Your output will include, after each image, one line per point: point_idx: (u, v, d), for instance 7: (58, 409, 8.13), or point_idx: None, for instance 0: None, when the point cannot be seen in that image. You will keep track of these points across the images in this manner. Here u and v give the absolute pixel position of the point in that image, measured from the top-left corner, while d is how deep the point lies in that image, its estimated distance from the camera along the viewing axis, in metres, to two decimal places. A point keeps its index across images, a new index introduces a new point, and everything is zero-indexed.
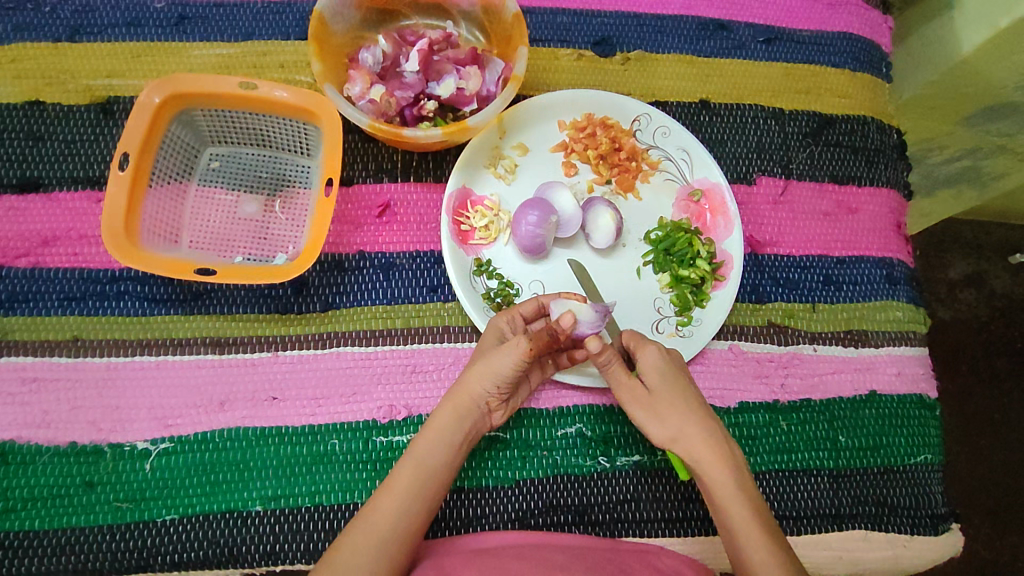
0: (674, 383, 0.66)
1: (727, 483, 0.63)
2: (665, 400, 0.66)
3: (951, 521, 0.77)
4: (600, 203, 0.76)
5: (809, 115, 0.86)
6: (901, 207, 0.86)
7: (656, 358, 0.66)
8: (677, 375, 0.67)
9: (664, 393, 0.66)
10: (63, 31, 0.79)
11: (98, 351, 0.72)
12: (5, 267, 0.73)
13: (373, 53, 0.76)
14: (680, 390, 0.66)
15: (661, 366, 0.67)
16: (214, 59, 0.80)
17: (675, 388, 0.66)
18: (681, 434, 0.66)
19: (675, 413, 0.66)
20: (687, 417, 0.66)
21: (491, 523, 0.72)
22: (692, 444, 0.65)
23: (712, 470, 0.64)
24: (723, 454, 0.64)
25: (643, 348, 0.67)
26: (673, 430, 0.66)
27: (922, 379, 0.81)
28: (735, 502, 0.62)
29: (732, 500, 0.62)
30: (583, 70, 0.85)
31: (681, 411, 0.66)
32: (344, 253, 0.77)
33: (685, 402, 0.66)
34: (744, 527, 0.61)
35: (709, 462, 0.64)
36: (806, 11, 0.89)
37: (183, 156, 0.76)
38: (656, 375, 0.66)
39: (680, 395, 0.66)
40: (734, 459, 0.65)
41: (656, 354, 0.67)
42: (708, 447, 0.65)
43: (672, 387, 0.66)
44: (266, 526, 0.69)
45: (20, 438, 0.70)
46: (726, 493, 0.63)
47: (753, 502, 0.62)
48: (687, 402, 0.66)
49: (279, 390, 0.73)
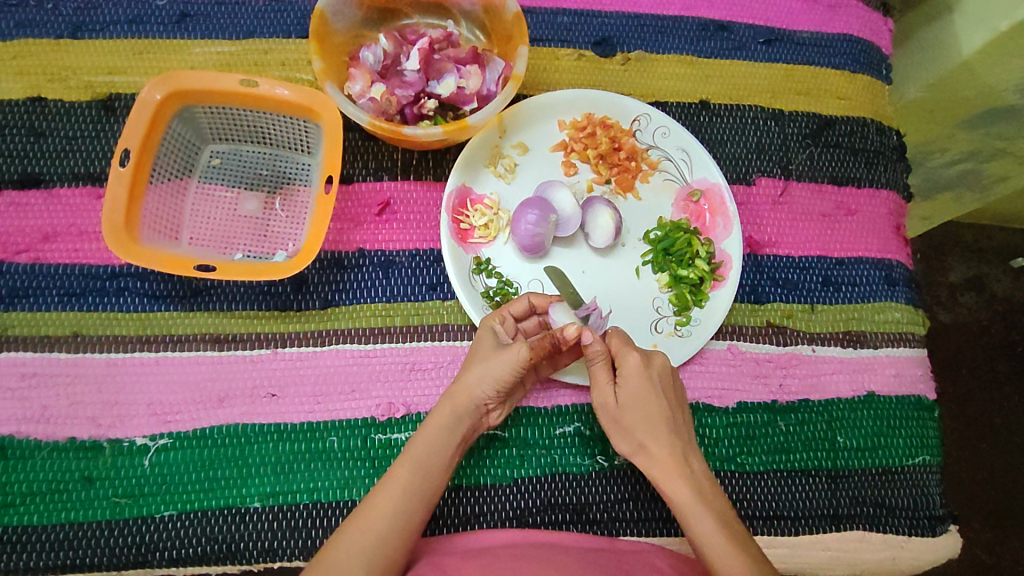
0: (645, 395, 0.66)
1: (690, 497, 0.63)
2: (634, 414, 0.66)
3: (949, 522, 0.78)
4: (599, 203, 0.76)
5: (809, 116, 0.86)
6: (900, 208, 0.86)
7: (635, 368, 0.66)
8: (654, 385, 0.66)
9: (632, 407, 0.66)
10: (65, 28, 0.79)
11: (98, 347, 0.72)
12: (5, 262, 0.73)
13: (374, 52, 0.76)
14: (648, 404, 0.66)
15: (637, 377, 0.66)
16: (215, 57, 0.80)
17: (648, 399, 0.66)
18: (644, 450, 0.66)
19: (641, 428, 0.66)
20: (653, 431, 0.66)
21: (489, 521, 0.72)
22: (655, 459, 0.65)
23: (673, 482, 0.64)
24: (686, 468, 0.65)
25: (622, 357, 0.66)
26: (639, 444, 0.66)
27: (921, 380, 0.81)
28: (697, 513, 0.62)
29: (694, 512, 0.62)
30: (584, 70, 0.85)
31: (647, 425, 0.66)
32: (344, 250, 0.77)
33: (653, 416, 0.66)
34: (707, 538, 0.60)
35: (672, 477, 0.64)
36: (806, 13, 0.89)
37: (184, 153, 0.76)
38: (633, 387, 0.66)
39: (647, 405, 0.66)
40: (698, 472, 0.65)
41: (636, 364, 0.66)
42: (669, 462, 0.65)
43: (644, 400, 0.66)
44: (265, 522, 0.69)
45: (20, 433, 0.70)
46: (688, 505, 0.62)
47: (717, 514, 0.62)
48: (654, 415, 0.66)
49: (278, 387, 0.73)
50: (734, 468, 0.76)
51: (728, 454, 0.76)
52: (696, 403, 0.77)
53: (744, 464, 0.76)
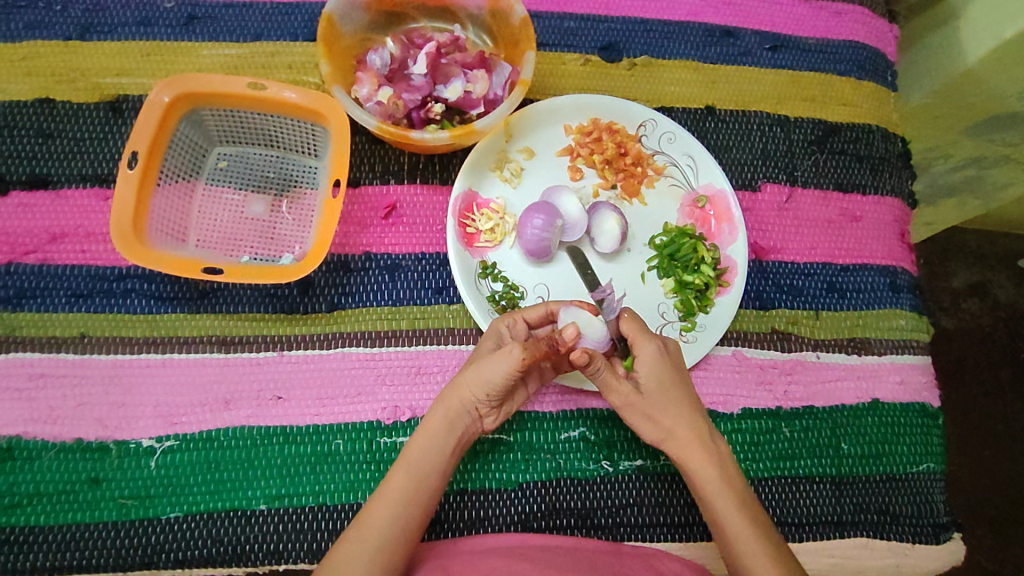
0: (668, 381, 0.67)
1: (716, 481, 0.65)
2: (659, 400, 0.67)
3: (954, 530, 0.78)
4: (605, 208, 0.76)
5: (814, 123, 0.86)
6: (905, 215, 0.86)
7: (654, 356, 0.66)
8: (673, 371, 0.67)
9: (656, 393, 0.66)
10: (73, 30, 0.80)
11: (105, 348, 0.72)
12: (13, 262, 0.74)
13: (381, 56, 0.76)
14: (672, 389, 0.67)
15: (657, 365, 0.66)
16: (223, 59, 0.81)
17: (671, 386, 0.67)
18: (670, 435, 0.67)
19: (667, 414, 0.66)
20: (680, 416, 0.67)
21: (494, 525, 0.72)
22: (683, 445, 0.66)
23: (702, 469, 0.65)
24: (712, 453, 0.66)
25: (641, 344, 0.66)
26: (667, 432, 0.67)
27: (926, 388, 0.81)
28: (724, 497, 0.64)
29: (721, 496, 0.64)
30: (590, 75, 0.85)
31: (674, 411, 0.67)
32: (350, 253, 0.77)
33: (677, 401, 0.67)
34: (733, 522, 0.63)
35: (698, 462, 0.65)
36: (812, 19, 0.89)
37: (191, 156, 0.76)
38: (654, 375, 0.66)
39: (674, 394, 0.67)
40: (722, 455, 0.66)
41: (653, 351, 0.66)
42: (697, 448, 0.66)
43: (667, 386, 0.67)
44: (270, 524, 0.70)
45: (26, 433, 0.70)
46: (713, 489, 0.65)
47: (740, 497, 0.64)
48: (679, 401, 0.67)
49: (284, 390, 0.73)
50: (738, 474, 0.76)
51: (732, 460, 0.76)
52: None
53: (748, 470, 0.76)
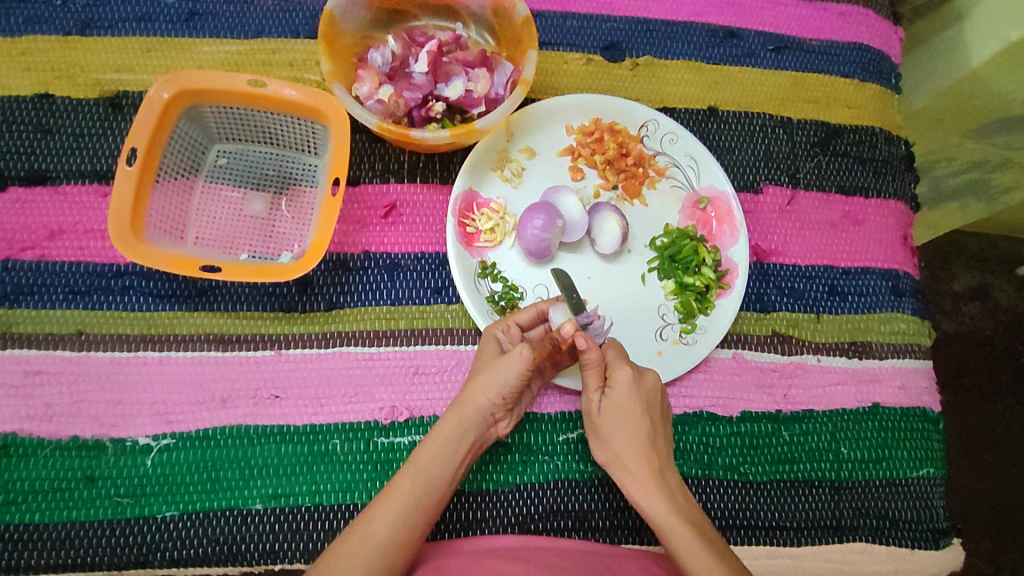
0: (632, 411, 0.66)
1: (667, 510, 0.63)
2: (616, 427, 0.66)
3: (953, 536, 0.77)
4: (606, 208, 0.75)
5: (818, 124, 0.86)
6: (907, 218, 0.86)
7: (625, 383, 0.66)
8: (641, 402, 0.66)
9: (614, 420, 0.66)
10: (73, 25, 0.79)
11: (102, 346, 0.72)
12: (10, 258, 0.73)
13: (382, 53, 0.76)
14: (635, 419, 0.66)
15: (626, 391, 0.66)
16: (223, 56, 0.80)
17: (630, 413, 0.66)
18: (618, 460, 0.67)
19: (622, 444, 0.66)
20: (631, 443, 0.66)
21: (491, 527, 0.72)
22: (630, 472, 0.66)
23: (647, 495, 0.65)
24: (661, 483, 0.65)
25: (615, 369, 0.66)
26: (615, 456, 0.67)
27: (926, 392, 0.81)
28: (677, 527, 0.62)
29: (673, 526, 0.62)
30: (592, 74, 0.84)
31: (631, 443, 0.66)
32: (349, 253, 0.76)
33: (636, 431, 0.66)
34: (685, 551, 0.60)
35: (648, 494, 0.64)
36: (816, 21, 0.88)
37: (190, 152, 0.76)
38: (618, 401, 0.66)
39: (631, 420, 0.66)
40: (676, 491, 0.65)
41: (627, 379, 0.66)
42: (643, 475, 0.65)
43: (629, 414, 0.66)
44: (265, 524, 0.69)
45: (22, 431, 0.70)
46: (665, 520, 0.63)
47: (696, 528, 0.62)
48: (637, 431, 0.66)
49: (281, 389, 0.73)
50: (737, 477, 0.76)
51: (731, 463, 0.76)
52: (699, 412, 0.77)
53: (747, 474, 0.76)
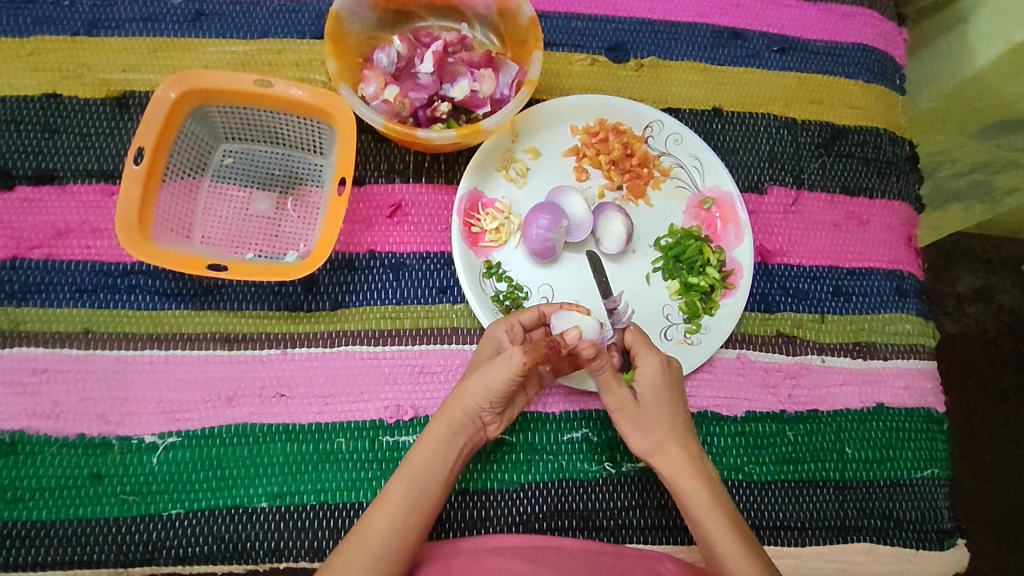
0: (667, 397, 0.66)
1: (706, 498, 0.64)
2: (655, 414, 0.66)
3: (958, 536, 0.77)
4: (611, 208, 0.75)
5: (823, 125, 0.86)
6: (912, 219, 0.86)
7: (654, 369, 0.66)
8: (672, 386, 0.67)
9: (652, 407, 0.66)
10: (80, 25, 0.79)
11: (109, 344, 0.72)
12: (17, 257, 0.74)
13: (388, 54, 0.77)
14: (668, 406, 0.66)
15: (657, 379, 0.66)
16: (229, 56, 0.81)
17: (666, 400, 0.66)
18: (659, 448, 0.66)
19: (659, 429, 0.66)
20: (670, 430, 0.66)
21: (496, 526, 0.72)
22: (671, 459, 0.66)
23: (687, 483, 0.65)
24: (700, 470, 0.65)
25: (642, 356, 0.66)
26: (655, 443, 0.66)
27: (931, 393, 0.81)
28: (714, 514, 0.63)
29: (710, 513, 0.63)
30: (597, 75, 0.85)
31: (667, 429, 0.66)
32: (355, 252, 0.77)
33: (671, 418, 0.66)
34: (721, 538, 0.61)
35: (686, 479, 0.65)
36: (820, 22, 0.89)
37: (197, 152, 0.76)
38: (652, 386, 0.66)
39: (667, 407, 0.66)
40: (710, 476, 0.66)
41: (656, 365, 0.66)
42: (683, 463, 0.65)
43: (665, 400, 0.66)
44: (271, 522, 0.70)
45: (29, 428, 0.70)
46: (702, 506, 0.63)
47: (729, 514, 0.63)
48: (672, 417, 0.66)
49: (286, 388, 0.73)
50: (741, 477, 0.76)
51: (735, 463, 0.76)
52: (704, 412, 0.77)
53: (752, 474, 0.76)
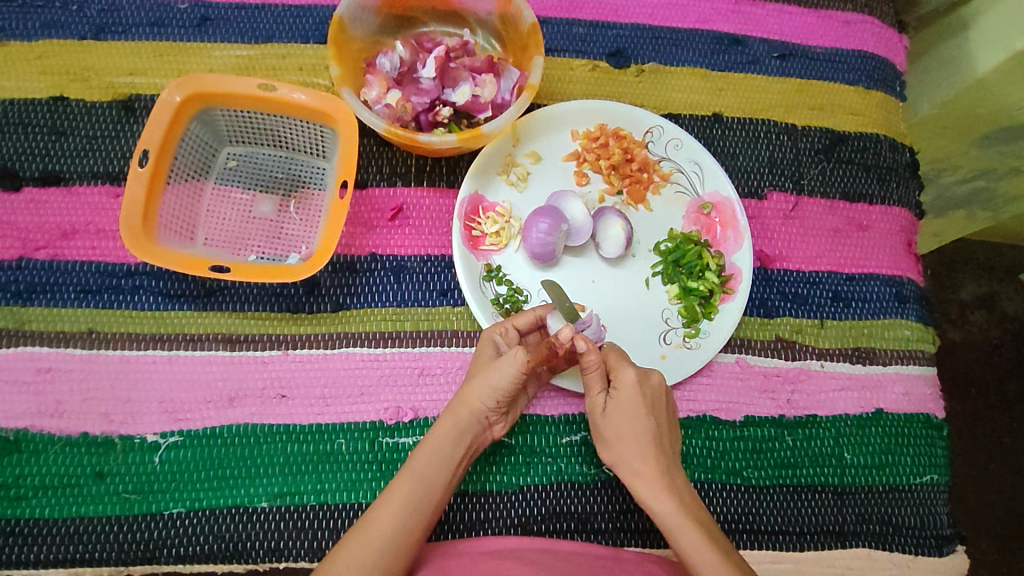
0: (637, 411, 0.66)
1: (676, 511, 0.63)
2: (621, 430, 0.67)
3: (957, 542, 0.77)
4: (611, 213, 0.76)
5: (822, 131, 0.86)
6: (912, 225, 0.86)
7: (630, 383, 0.66)
8: (646, 401, 0.67)
9: (619, 420, 0.67)
10: (88, 29, 0.81)
11: (113, 344, 0.73)
12: (24, 258, 0.74)
13: (390, 59, 0.77)
14: (637, 419, 0.66)
15: (632, 391, 0.66)
16: (234, 60, 0.82)
17: (639, 414, 0.66)
18: (625, 463, 0.67)
19: (628, 444, 0.67)
20: (638, 445, 0.66)
21: (494, 528, 0.72)
22: (639, 473, 0.66)
23: (654, 497, 0.65)
24: (669, 485, 0.65)
25: (621, 369, 0.66)
26: (623, 458, 0.67)
27: (930, 399, 0.81)
28: (687, 527, 0.62)
29: (681, 526, 0.62)
30: (598, 81, 0.85)
31: (637, 443, 0.66)
32: (356, 254, 0.77)
33: (642, 432, 0.66)
34: (696, 549, 0.61)
35: (654, 493, 0.65)
36: (821, 29, 0.89)
37: (201, 155, 0.77)
38: (625, 401, 0.66)
39: (640, 421, 0.66)
40: (681, 491, 0.66)
41: (632, 380, 0.66)
42: (650, 477, 0.65)
43: (634, 414, 0.66)
44: (271, 522, 0.70)
45: (34, 427, 0.71)
46: (673, 519, 0.63)
47: (702, 527, 0.62)
48: (643, 430, 0.66)
49: (288, 388, 0.73)
50: (739, 482, 0.76)
51: (733, 467, 0.76)
52: (703, 416, 0.77)
53: (750, 478, 0.76)
